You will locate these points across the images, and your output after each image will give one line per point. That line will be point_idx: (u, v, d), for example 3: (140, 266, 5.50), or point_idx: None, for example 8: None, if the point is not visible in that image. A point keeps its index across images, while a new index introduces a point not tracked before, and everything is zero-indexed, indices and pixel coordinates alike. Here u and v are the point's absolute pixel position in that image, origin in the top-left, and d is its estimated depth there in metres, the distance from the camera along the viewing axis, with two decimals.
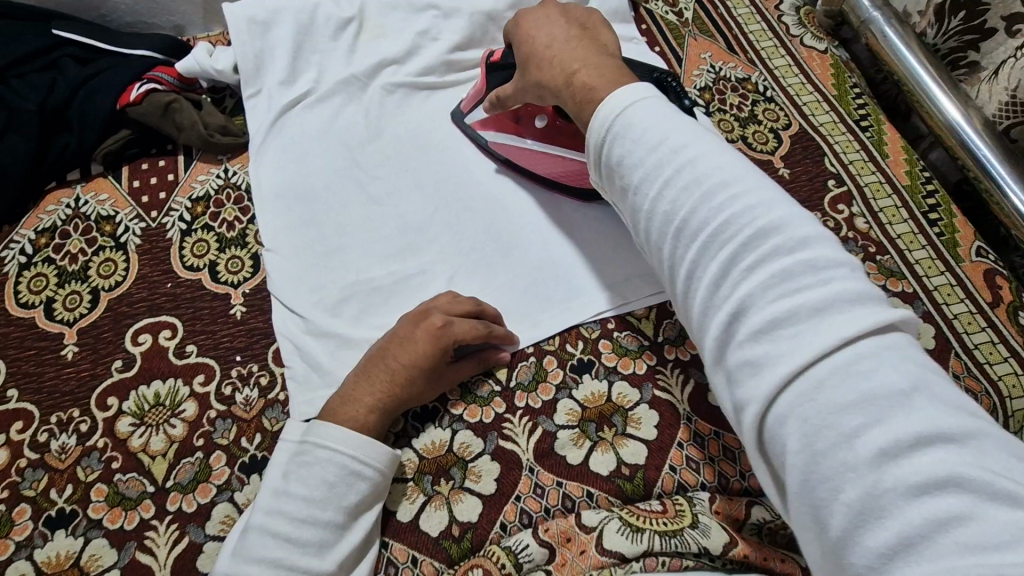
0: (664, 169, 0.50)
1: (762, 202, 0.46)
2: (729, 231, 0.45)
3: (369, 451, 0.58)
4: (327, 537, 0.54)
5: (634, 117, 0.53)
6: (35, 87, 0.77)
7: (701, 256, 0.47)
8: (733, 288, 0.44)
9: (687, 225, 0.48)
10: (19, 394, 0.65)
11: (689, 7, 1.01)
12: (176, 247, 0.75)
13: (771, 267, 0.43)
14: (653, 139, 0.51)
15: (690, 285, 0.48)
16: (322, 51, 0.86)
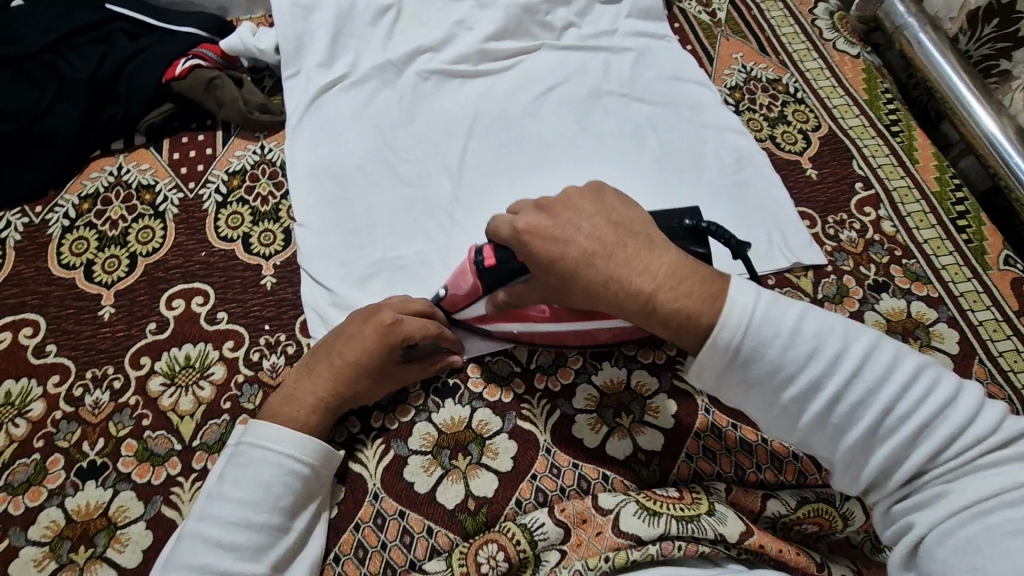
0: (797, 364, 0.43)
1: (901, 368, 0.43)
2: (891, 415, 0.42)
3: (303, 448, 0.56)
4: (265, 540, 0.52)
5: (762, 343, 0.43)
6: (87, 58, 0.80)
7: (863, 440, 0.43)
8: (900, 467, 0.43)
9: (841, 418, 0.43)
10: (56, 349, 0.68)
11: (722, 8, 1.01)
12: (211, 219, 0.77)
13: (947, 444, 0.41)
14: (781, 349, 0.43)
15: (838, 460, 0.45)
16: (361, 36, 0.88)
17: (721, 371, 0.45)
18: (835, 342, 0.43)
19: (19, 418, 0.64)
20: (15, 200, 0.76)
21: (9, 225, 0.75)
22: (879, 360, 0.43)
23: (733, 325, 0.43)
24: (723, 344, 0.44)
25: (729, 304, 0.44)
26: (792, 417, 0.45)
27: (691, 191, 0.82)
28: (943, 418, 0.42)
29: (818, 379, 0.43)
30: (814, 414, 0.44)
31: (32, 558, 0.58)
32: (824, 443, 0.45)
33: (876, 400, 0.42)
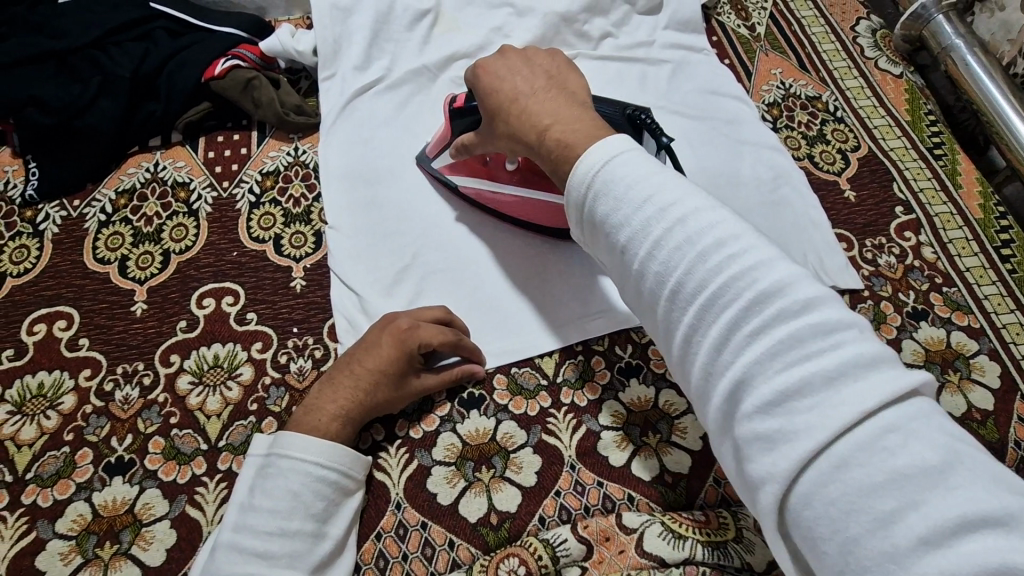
0: (631, 206, 0.46)
1: (736, 240, 0.42)
2: (702, 273, 0.42)
3: (335, 456, 0.57)
4: (302, 548, 0.53)
5: (611, 180, 0.48)
6: (129, 55, 0.81)
7: (673, 294, 0.44)
8: (715, 336, 0.41)
9: (661, 266, 0.44)
10: (89, 343, 0.68)
11: (762, 22, 1.00)
12: (244, 219, 0.78)
13: (748, 316, 0.40)
14: (624, 191, 0.47)
15: (675, 330, 0.44)
16: (397, 41, 0.88)
17: (581, 219, 0.51)
18: (673, 198, 0.45)
19: (50, 411, 0.64)
20: (54, 193, 0.77)
21: (47, 217, 0.76)
22: (712, 226, 0.43)
23: (595, 160, 0.49)
24: (580, 176, 0.50)
25: (597, 145, 0.50)
26: (630, 266, 0.47)
27: (726, 209, 0.80)
28: (767, 299, 0.39)
29: (649, 223, 0.45)
30: (653, 274, 0.45)
31: (58, 551, 0.58)
32: (653, 302, 0.46)
33: (702, 256, 0.42)
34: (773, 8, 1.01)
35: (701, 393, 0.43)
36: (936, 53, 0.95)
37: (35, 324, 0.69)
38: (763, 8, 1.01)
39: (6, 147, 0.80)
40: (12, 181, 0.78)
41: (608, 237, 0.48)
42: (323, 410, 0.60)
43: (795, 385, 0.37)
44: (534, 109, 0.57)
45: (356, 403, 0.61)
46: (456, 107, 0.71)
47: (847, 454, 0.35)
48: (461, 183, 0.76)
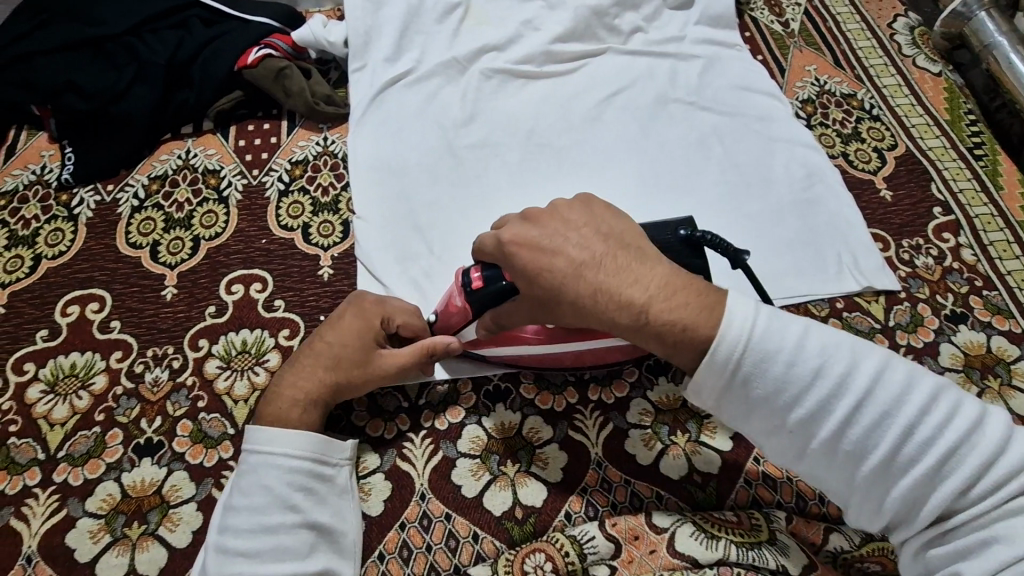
0: (803, 386, 0.42)
1: (915, 389, 0.41)
2: (902, 440, 0.41)
3: (300, 443, 0.55)
4: (287, 539, 0.51)
5: (766, 360, 0.42)
6: (165, 42, 0.82)
7: (878, 469, 0.41)
8: (922, 495, 0.41)
9: (856, 442, 0.41)
10: (120, 326, 0.69)
11: (796, 18, 0.98)
12: (273, 207, 0.78)
13: (961, 470, 0.40)
14: (784, 365, 0.42)
15: (853, 486, 0.43)
16: (427, 33, 0.88)
17: (721, 392, 0.44)
18: (843, 364, 0.42)
19: (82, 391, 0.65)
20: (89, 177, 0.78)
21: (82, 202, 0.77)
22: (890, 381, 0.41)
23: (736, 337, 0.42)
24: (725, 357, 0.42)
25: (728, 318, 0.43)
26: (801, 440, 0.43)
27: (759, 207, 0.79)
28: (967, 444, 0.40)
29: (827, 401, 0.42)
30: (825, 438, 0.42)
31: (88, 529, 0.58)
32: (832, 468, 0.43)
33: (892, 420, 0.41)
34: (807, 5, 0.99)
35: (900, 531, 0.44)
36: (980, 52, 0.93)
37: (69, 305, 0.70)
38: (797, 4, 0.99)
39: (43, 132, 0.82)
40: (49, 166, 0.80)
41: (775, 421, 0.43)
42: (293, 391, 0.59)
43: (1008, 524, 0.39)
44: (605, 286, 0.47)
45: (326, 386, 0.60)
46: (473, 288, 0.57)
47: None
48: (491, 353, 0.65)
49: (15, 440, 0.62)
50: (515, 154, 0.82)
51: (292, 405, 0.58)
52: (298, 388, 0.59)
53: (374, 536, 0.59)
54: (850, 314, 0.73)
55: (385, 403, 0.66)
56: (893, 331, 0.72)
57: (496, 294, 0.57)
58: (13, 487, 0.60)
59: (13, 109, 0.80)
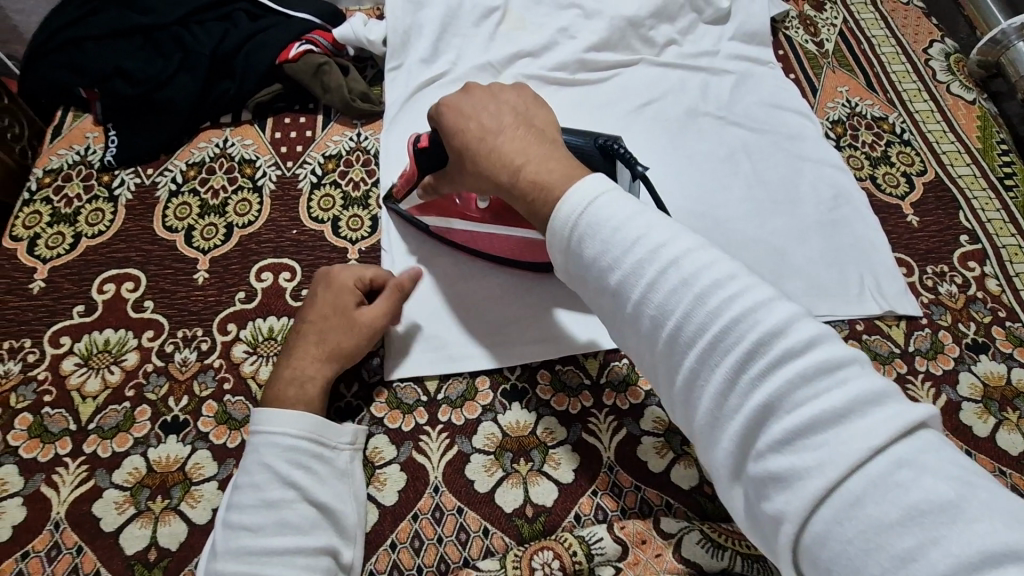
0: (621, 249, 0.44)
1: (729, 274, 0.41)
2: (702, 312, 0.41)
3: (299, 423, 0.57)
4: (288, 513, 0.53)
5: (597, 224, 0.46)
6: (211, 33, 0.84)
7: (673, 334, 0.42)
8: (723, 379, 0.40)
9: (659, 305, 0.43)
10: (154, 306, 0.71)
11: (830, 39, 0.98)
12: (305, 198, 0.80)
13: (759, 358, 0.38)
14: (610, 231, 0.45)
15: (678, 371, 0.42)
16: (464, 36, 0.90)
17: (565, 257, 0.49)
18: (665, 238, 0.44)
19: (114, 366, 0.67)
20: (131, 161, 0.81)
21: (122, 184, 0.80)
22: (706, 262, 0.42)
23: (575, 203, 0.47)
24: (563, 220, 0.48)
25: (578, 186, 0.48)
26: (620, 301, 0.45)
27: (784, 227, 0.79)
28: (771, 333, 0.38)
29: (639, 266, 0.43)
30: (654, 320, 0.43)
31: (113, 501, 0.60)
32: (646, 336, 0.44)
33: (699, 295, 0.41)
34: (842, 26, 1.00)
35: (707, 435, 0.42)
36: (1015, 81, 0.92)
37: (105, 283, 0.73)
38: (832, 25, 1.00)
39: (89, 114, 0.84)
40: (92, 147, 0.82)
41: (599, 282, 0.46)
42: (299, 375, 0.61)
43: (802, 432, 0.36)
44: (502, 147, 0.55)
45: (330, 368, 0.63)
46: (421, 147, 0.66)
47: (861, 491, 0.34)
48: (432, 222, 0.76)
49: (47, 410, 0.64)
50: None
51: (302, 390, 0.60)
52: (303, 372, 0.62)
53: (387, 525, 0.61)
54: (870, 337, 0.73)
55: (404, 395, 0.68)
56: (912, 356, 0.71)
57: (438, 151, 0.66)
58: (44, 456, 0.62)
59: (62, 91, 0.83)
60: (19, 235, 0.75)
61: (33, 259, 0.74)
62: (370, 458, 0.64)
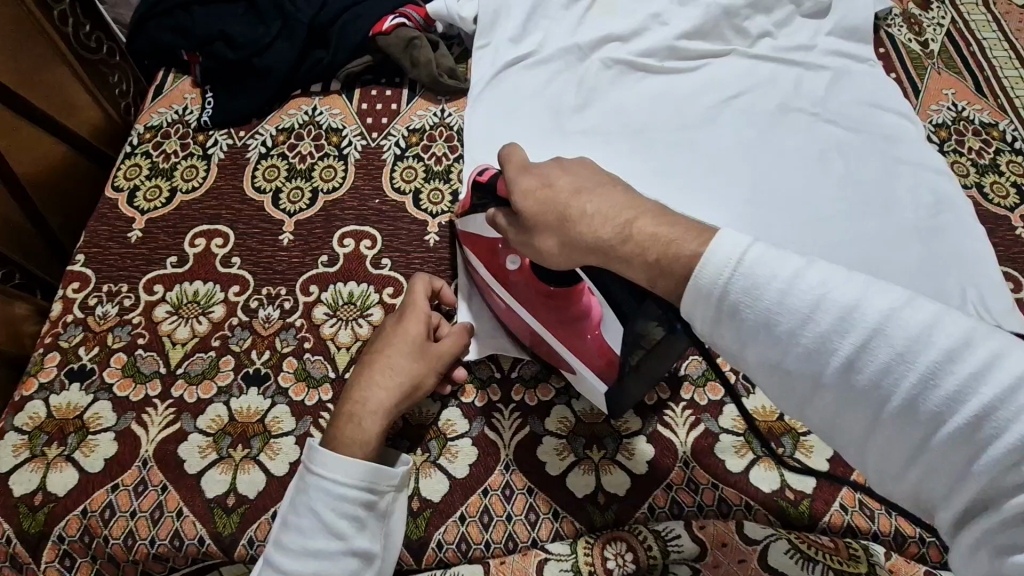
0: (801, 315, 0.37)
1: (957, 337, 0.34)
2: (935, 390, 0.34)
3: (348, 472, 0.51)
4: (329, 568, 0.50)
5: (757, 284, 0.39)
6: (308, 3, 0.86)
7: (898, 410, 0.35)
8: (985, 472, 0.33)
9: (873, 384, 0.35)
10: (241, 262, 0.73)
11: (936, 39, 0.93)
12: (388, 169, 0.81)
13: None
14: (780, 294, 0.38)
15: (911, 452, 0.35)
16: (553, 18, 0.89)
17: (715, 322, 0.41)
18: (852, 296, 0.37)
19: (202, 317, 0.69)
20: (225, 122, 0.83)
21: (216, 143, 0.82)
22: (922, 322, 0.35)
23: (722, 261, 0.39)
24: (707, 282, 0.40)
25: (713, 243, 0.40)
26: (812, 372, 0.37)
27: (878, 230, 0.75)
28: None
29: (831, 335, 0.37)
30: (863, 395, 0.36)
31: (197, 444, 0.62)
32: (856, 412, 0.37)
33: (926, 369, 0.34)
34: (950, 26, 0.94)
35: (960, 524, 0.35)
36: None
37: (197, 237, 0.75)
38: (939, 25, 0.94)
39: (188, 76, 0.87)
40: (190, 108, 0.85)
41: (782, 358, 0.39)
42: (358, 410, 0.56)
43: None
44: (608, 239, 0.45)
45: (391, 403, 0.58)
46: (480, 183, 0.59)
47: None
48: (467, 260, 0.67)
49: (141, 351, 0.67)
50: (627, 146, 0.82)
51: (358, 420, 0.56)
52: (363, 406, 0.57)
53: (458, 497, 0.61)
54: None
55: (478, 370, 0.67)
56: None
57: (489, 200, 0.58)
58: (136, 395, 0.64)
59: (165, 52, 0.86)
60: (120, 186, 0.79)
61: (132, 210, 0.77)
62: (443, 430, 0.64)
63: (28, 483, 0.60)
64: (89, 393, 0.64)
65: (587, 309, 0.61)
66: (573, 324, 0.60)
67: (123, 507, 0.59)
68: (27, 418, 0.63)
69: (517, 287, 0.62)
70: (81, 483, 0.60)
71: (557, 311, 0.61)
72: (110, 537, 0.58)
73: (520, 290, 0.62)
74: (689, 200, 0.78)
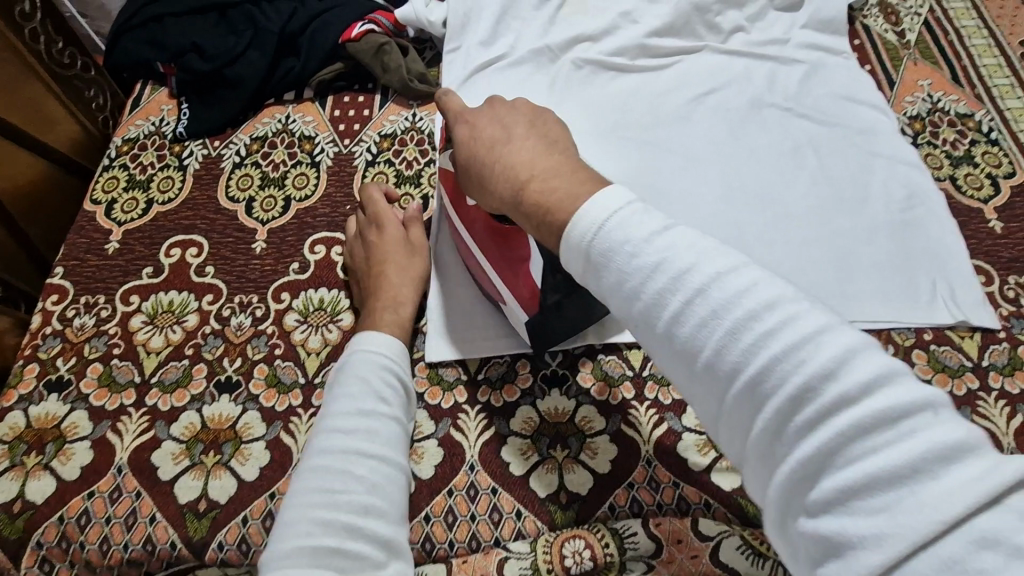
0: (669, 299, 0.39)
1: (769, 301, 0.36)
2: (738, 346, 0.36)
3: (391, 347, 0.60)
4: (378, 423, 0.53)
5: (611, 244, 0.43)
6: (280, 13, 0.87)
7: (721, 376, 0.37)
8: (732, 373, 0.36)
9: (649, 302, 0.40)
10: (214, 271, 0.75)
11: (913, 29, 0.91)
12: (360, 175, 0.82)
13: (823, 413, 0.33)
14: (627, 256, 0.42)
15: (732, 422, 0.37)
16: (523, 20, 0.89)
17: (585, 274, 0.46)
18: (687, 258, 0.39)
19: (176, 326, 0.71)
20: (200, 133, 0.85)
21: (191, 154, 0.84)
22: (741, 286, 0.37)
23: (594, 218, 0.44)
24: (580, 231, 0.44)
25: (598, 196, 0.45)
26: (661, 342, 0.40)
27: (849, 226, 0.75)
28: (839, 392, 0.33)
29: (664, 292, 0.39)
30: (646, 310, 0.40)
31: (170, 451, 0.64)
32: (704, 392, 0.39)
33: (735, 326, 0.37)
34: (928, 15, 0.92)
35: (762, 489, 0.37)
36: None
37: (172, 248, 0.77)
38: (917, 13, 0.93)
39: (165, 88, 0.89)
40: (167, 119, 0.87)
41: (629, 313, 0.42)
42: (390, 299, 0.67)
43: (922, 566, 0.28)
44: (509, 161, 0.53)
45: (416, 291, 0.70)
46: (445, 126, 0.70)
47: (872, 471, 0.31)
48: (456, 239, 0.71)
49: (116, 361, 0.69)
50: (601, 148, 0.82)
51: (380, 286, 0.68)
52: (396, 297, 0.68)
53: (423, 498, 0.62)
54: (938, 348, 0.68)
55: (445, 373, 0.68)
56: (987, 372, 0.67)
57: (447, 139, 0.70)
58: (111, 404, 0.66)
59: (142, 65, 0.88)
60: (98, 199, 0.81)
61: (110, 222, 0.79)
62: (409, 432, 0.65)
63: (8, 491, 0.62)
64: (67, 402, 0.66)
65: (527, 253, 0.65)
66: (513, 257, 0.65)
67: (99, 513, 0.61)
68: (7, 429, 0.65)
69: (467, 225, 0.68)
70: (58, 491, 0.62)
71: (503, 246, 0.66)
72: (86, 543, 0.60)
73: (471, 228, 0.68)
74: (662, 202, 0.78)
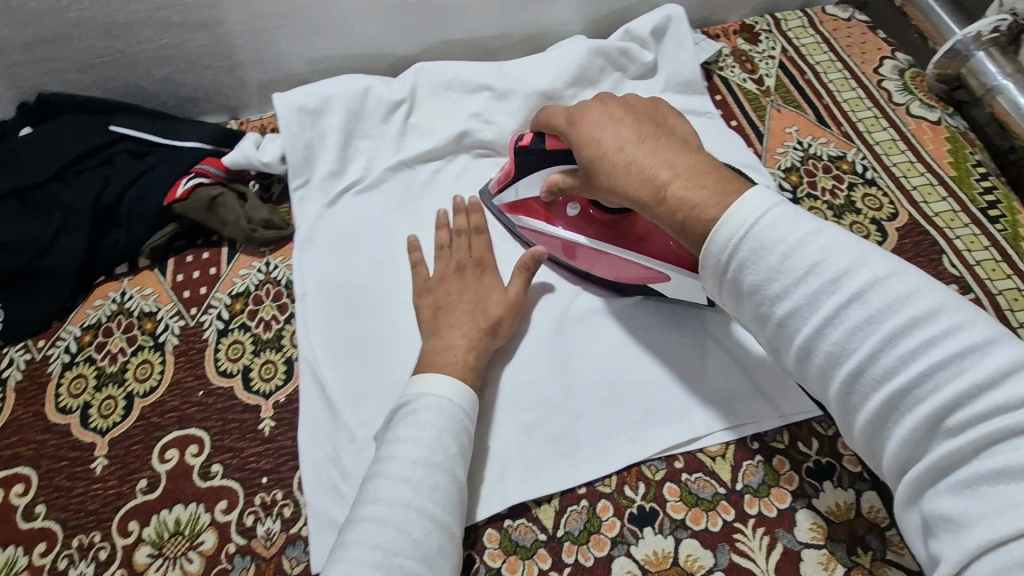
0: (832, 314, 0.47)
1: (931, 327, 0.44)
2: (892, 356, 0.44)
3: (461, 398, 0.58)
4: (439, 481, 0.53)
5: (766, 242, 0.49)
6: (89, 185, 0.76)
7: (887, 399, 0.45)
8: (897, 396, 0.44)
9: (813, 324, 0.47)
10: (47, 510, 0.63)
11: (770, 74, 0.89)
12: (211, 350, 0.72)
13: (992, 475, 0.40)
14: (777, 260, 0.48)
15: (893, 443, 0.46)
16: (373, 137, 0.83)
17: (718, 282, 0.53)
18: (844, 267, 0.47)
19: None
20: (17, 335, 0.73)
21: (10, 363, 0.72)
22: (907, 309, 0.44)
23: (741, 219, 0.50)
24: (719, 243, 0.51)
25: (739, 203, 0.50)
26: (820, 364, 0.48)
27: None
28: (1017, 432, 0.40)
29: (817, 297, 0.47)
30: (806, 332, 0.48)
31: None
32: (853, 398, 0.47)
33: (923, 369, 0.43)
34: (781, 56, 0.91)
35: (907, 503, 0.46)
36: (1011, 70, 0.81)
37: None
38: (771, 57, 0.91)
39: None
40: None
41: (760, 308, 0.50)
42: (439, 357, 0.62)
43: None
44: (635, 155, 0.58)
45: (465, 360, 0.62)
46: (517, 145, 0.70)
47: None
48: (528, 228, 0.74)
49: None
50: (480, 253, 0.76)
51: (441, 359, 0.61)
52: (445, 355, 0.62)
53: None
54: None
55: None
56: None
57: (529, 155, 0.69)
58: None
59: None
60: None
61: None
62: None
63: None
64: None
65: (647, 230, 0.66)
66: (637, 237, 0.67)
67: None
68: None
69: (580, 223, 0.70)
70: None
71: (626, 230, 0.68)
72: None
73: (583, 226, 0.70)
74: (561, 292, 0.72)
